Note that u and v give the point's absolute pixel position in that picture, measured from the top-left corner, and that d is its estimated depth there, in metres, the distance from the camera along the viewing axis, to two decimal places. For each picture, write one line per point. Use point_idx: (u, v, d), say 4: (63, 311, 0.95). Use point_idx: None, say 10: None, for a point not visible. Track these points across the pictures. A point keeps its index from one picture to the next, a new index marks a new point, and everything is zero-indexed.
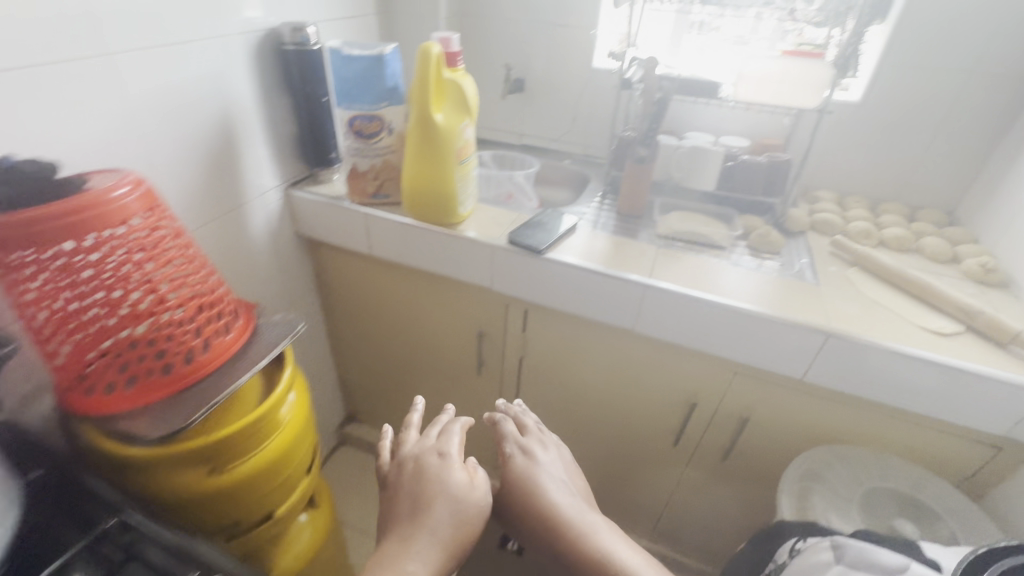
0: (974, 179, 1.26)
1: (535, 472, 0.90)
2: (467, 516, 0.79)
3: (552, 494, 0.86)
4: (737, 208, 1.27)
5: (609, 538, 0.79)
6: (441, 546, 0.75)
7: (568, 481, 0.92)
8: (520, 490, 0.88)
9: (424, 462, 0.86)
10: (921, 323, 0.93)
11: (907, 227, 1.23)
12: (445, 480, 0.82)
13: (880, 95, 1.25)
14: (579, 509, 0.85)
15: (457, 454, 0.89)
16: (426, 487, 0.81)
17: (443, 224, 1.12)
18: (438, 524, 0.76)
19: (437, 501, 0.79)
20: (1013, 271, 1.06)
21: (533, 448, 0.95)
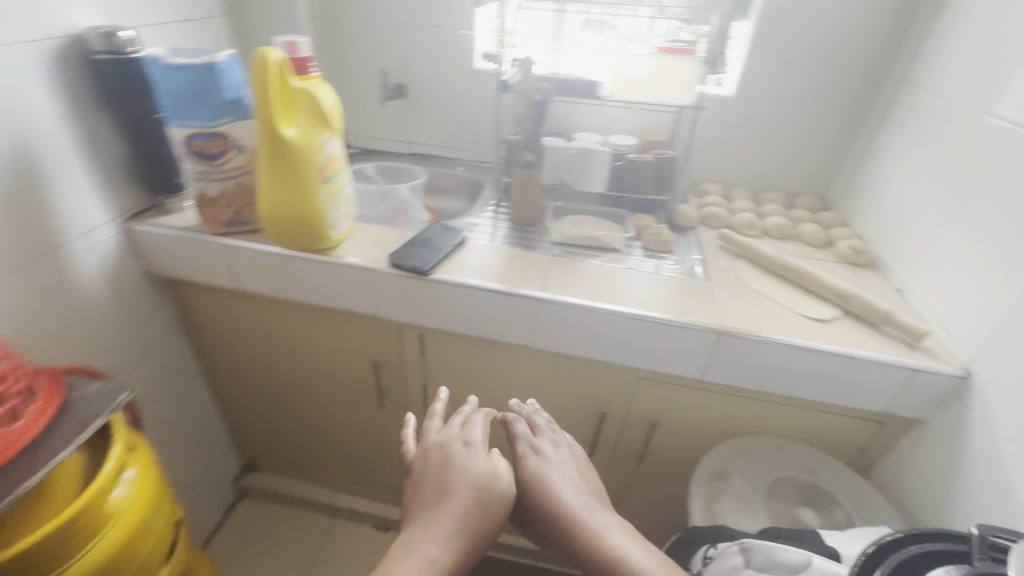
0: (839, 164, 1.34)
1: (551, 467, 0.87)
2: (488, 507, 0.78)
3: (565, 493, 0.83)
4: (629, 208, 1.26)
5: (621, 540, 0.77)
6: (460, 537, 0.74)
7: (582, 476, 0.88)
8: (537, 484, 0.85)
9: (449, 450, 0.85)
10: (803, 312, 0.95)
11: (786, 214, 1.29)
12: (471, 470, 0.81)
13: (752, 89, 1.29)
14: (592, 508, 0.82)
15: (483, 445, 0.87)
16: (452, 475, 0.81)
17: (314, 250, 1.00)
18: (460, 515, 0.76)
19: (463, 491, 0.78)
20: (879, 250, 1.12)
21: (547, 442, 0.92)
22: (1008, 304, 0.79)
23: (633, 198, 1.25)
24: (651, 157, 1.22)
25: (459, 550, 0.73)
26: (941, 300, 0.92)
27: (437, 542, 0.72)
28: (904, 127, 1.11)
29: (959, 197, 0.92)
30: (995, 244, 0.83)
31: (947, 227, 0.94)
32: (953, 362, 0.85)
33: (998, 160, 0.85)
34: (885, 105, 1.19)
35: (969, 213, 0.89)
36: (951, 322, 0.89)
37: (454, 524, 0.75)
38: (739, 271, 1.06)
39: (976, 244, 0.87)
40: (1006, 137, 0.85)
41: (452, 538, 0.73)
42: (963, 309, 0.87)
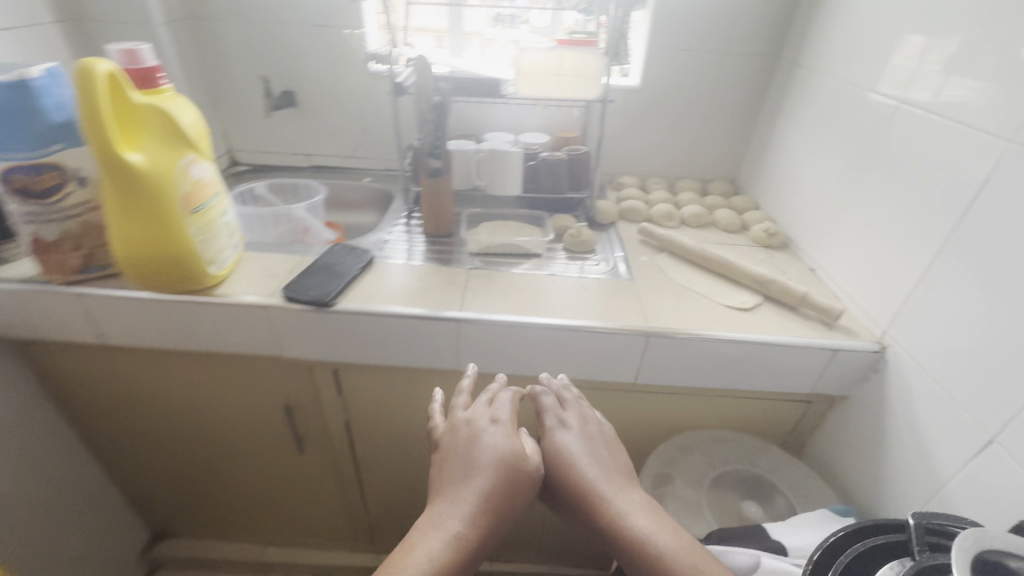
0: (744, 149, 1.36)
1: (578, 443, 0.78)
2: (507, 489, 0.72)
3: (591, 472, 0.75)
4: (548, 209, 1.21)
5: (646, 520, 0.69)
6: (473, 521, 0.68)
7: (613, 451, 0.80)
8: (561, 463, 0.77)
9: (468, 430, 0.78)
10: (727, 302, 0.94)
11: (702, 201, 1.29)
12: (488, 452, 0.74)
13: (657, 78, 1.28)
14: (617, 484, 0.74)
15: (506, 424, 0.80)
16: (468, 457, 0.74)
17: (196, 290, 0.86)
18: (475, 498, 0.70)
19: (478, 475, 0.72)
20: (790, 231, 1.15)
21: (575, 417, 0.82)
22: (912, 278, 0.81)
23: (551, 197, 1.20)
24: (561, 155, 1.17)
25: (475, 535, 0.67)
26: (851, 278, 0.95)
27: (449, 528, 0.66)
28: (802, 110, 1.14)
29: (858, 175, 0.95)
30: (894, 220, 0.86)
31: (850, 206, 0.97)
32: (868, 338, 0.87)
33: (890, 138, 0.88)
34: (782, 88, 1.22)
35: (869, 191, 0.92)
36: (862, 297, 0.92)
37: (467, 509, 0.69)
38: (662, 265, 1.04)
39: (878, 221, 0.89)
40: (895, 115, 0.87)
41: (466, 522, 0.67)
42: (871, 285, 0.90)
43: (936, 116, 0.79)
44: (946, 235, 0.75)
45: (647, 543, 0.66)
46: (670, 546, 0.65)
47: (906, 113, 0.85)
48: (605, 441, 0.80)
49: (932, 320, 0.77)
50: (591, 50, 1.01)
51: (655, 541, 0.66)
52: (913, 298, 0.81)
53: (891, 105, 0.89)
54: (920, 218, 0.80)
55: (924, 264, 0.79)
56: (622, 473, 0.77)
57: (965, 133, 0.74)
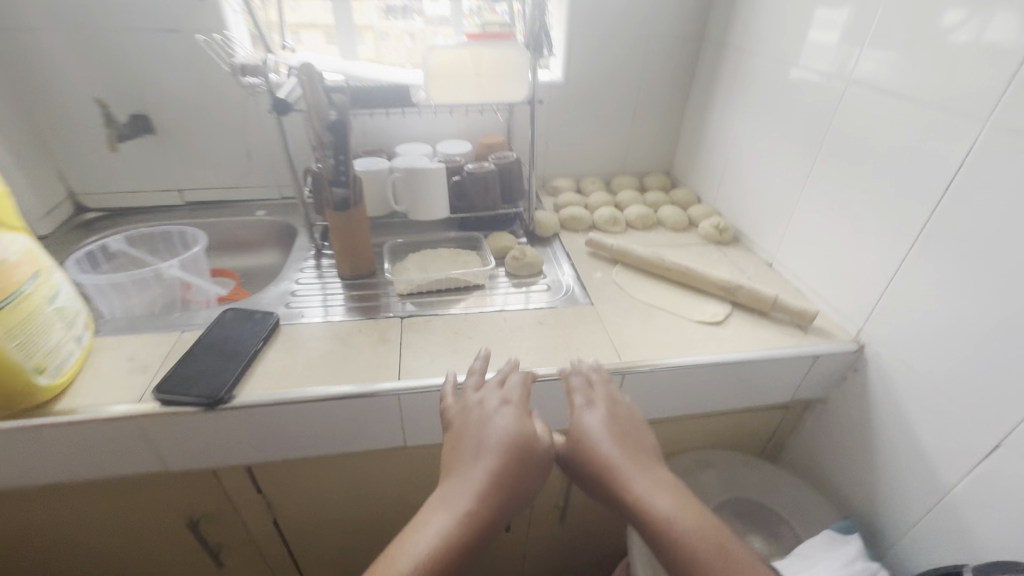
0: (677, 138, 1.30)
1: (606, 422, 0.64)
2: (520, 474, 0.57)
3: (620, 453, 0.61)
4: (482, 228, 1.06)
5: (679, 503, 0.57)
6: (476, 516, 0.53)
7: (642, 424, 0.66)
8: (585, 447, 0.63)
9: (474, 411, 0.63)
10: (697, 316, 0.85)
11: (643, 199, 1.21)
12: (499, 434, 0.59)
13: (581, 69, 1.16)
14: (642, 462, 0.61)
15: (522, 403, 0.64)
16: (472, 441, 0.59)
17: (17, 414, 0.61)
18: (480, 486, 0.55)
19: (485, 460, 0.57)
20: (738, 224, 1.09)
21: (600, 393, 0.68)
22: (883, 273, 0.76)
23: (484, 214, 1.05)
24: (489, 166, 1.02)
25: (480, 533, 0.53)
26: (814, 272, 0.90)
27: (443, 526, 0.51)
28: (736, 95, 1.08)
29: (807, 163, 0.90)
30: (855, 211, 0.80)
31: (801, 196, 0.91)
32: (843, 337, 0.82)
33: (838, 124, 0.82)
34: (709, 73, 1.15)
35: (821, 180, 0.86)
36: (828, 293, 0.87)
37: (469, 501, 0.54)
38: (619, 281, 0.93)
39: (836, 212, 0.84)
40: (841, 99, 0.82)
41: (466, 516, 0.52)
42: (837, 280, 0.85)
43: (889, 99, 0.73)
44: (916, 227, 0.71)
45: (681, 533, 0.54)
46: (706, 536, 0.54)
47: (853, 97, 0.79)
48: (633, 414, 0.66)
49: (912, 316, 0.73)
50: (509, 46, 0.85)
51: (686, 528, 0.54)
52: (888, 293, 0.76)
53: (834, 88, 0.83)
54: (884, 209, 0.75)
55: (895, 258, 0.74)
56: (651, 450, 0.63)
57: (925, 118, 0.68)
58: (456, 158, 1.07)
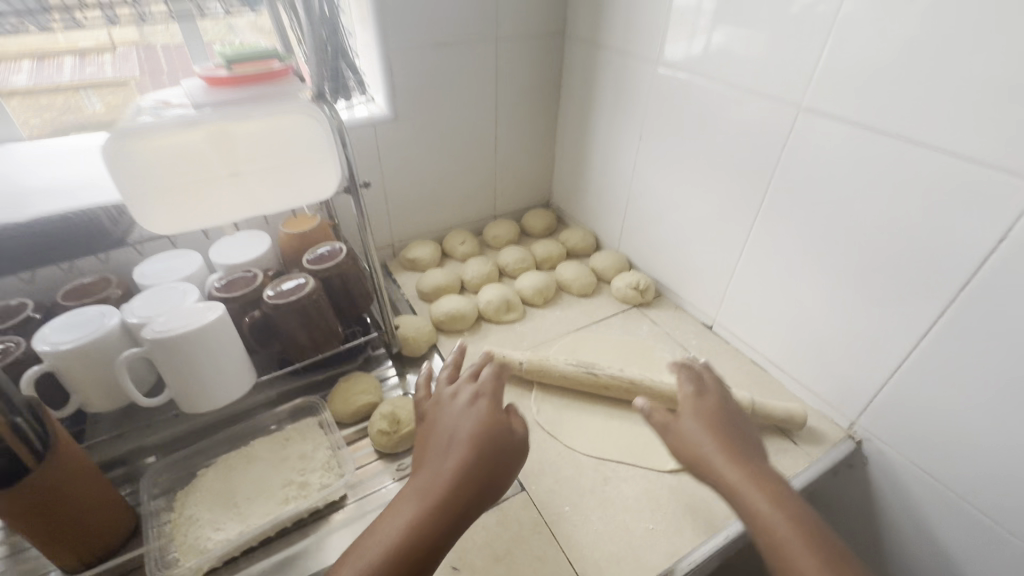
0: (550, 161, 1.03)
1: (698, 426, 0.48)
2: (493, 476, 0.44)
3: (715, 448, 0.46)
4: (321, 372, 0.69)
5: (792, 511, 0.41)
6: (429, 526, 0.40)
7: (750, 415, 0.51)
8: (685, 406, 0.51)
9: (438, 410, 0.48)
10: (665, 457, 0.60)
11: (532, 254, 0.93)
12: (465, 435, 0.45)
13: (416, 95, 0.81)
14: (755, 446, 0.47)
15: (496, 398, 0.49)
16: (430, 446, 0.45)
17: None
18: (436, 490, 0.42)
19: (449, 460, 0.43)
20: (657, 273, 0.88)
21: (711, 385, 0.52)
22: (883, 358, 0.59)
23: (321, 352, 0.68)
24: (307, 282, 0.64)
25: (434, 548, 0.40)
26: (775, 342, 0.71)
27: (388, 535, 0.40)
28: (627, 110, 0.83)
29: (749, 206, 0.69)
30: (830, 274, 0.62)
31: (745, 248, 0.71)
32: (833, 434, 0.65)
33: (791, 162, 0.61)
34: (584, 81, 0.89)
35: (775, 231, 0.66)
36: (799, 371, 0.69)
37: (422, 505, 0.41)
38: (546, 420, 0.65)
39: (803, 273, 0.65)
40: (792, 128, 0.60)
41: (416, 527, 0.40)
42: (810, 356, 0.67)
43: (874, 133, 0.53)
44: (933, 309, 0.53)
45: (797, 557, 0.39)
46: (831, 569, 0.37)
47: (811, 128, 0.58)
48: (737, 403, 0.51)
49: (930, 418, 0.56)
50: (271, 113, 0.45)
51: (794, 537, 0.39)
52: (890, 384, 0.59)
53: (778, 113, 0.61)
54: (879, 278, 0.57)
55: (900, 344, 0.57)
56: (760, 444, 0.48)
57: (938, 164, 0.49)
58: (251, 274, 0.67)
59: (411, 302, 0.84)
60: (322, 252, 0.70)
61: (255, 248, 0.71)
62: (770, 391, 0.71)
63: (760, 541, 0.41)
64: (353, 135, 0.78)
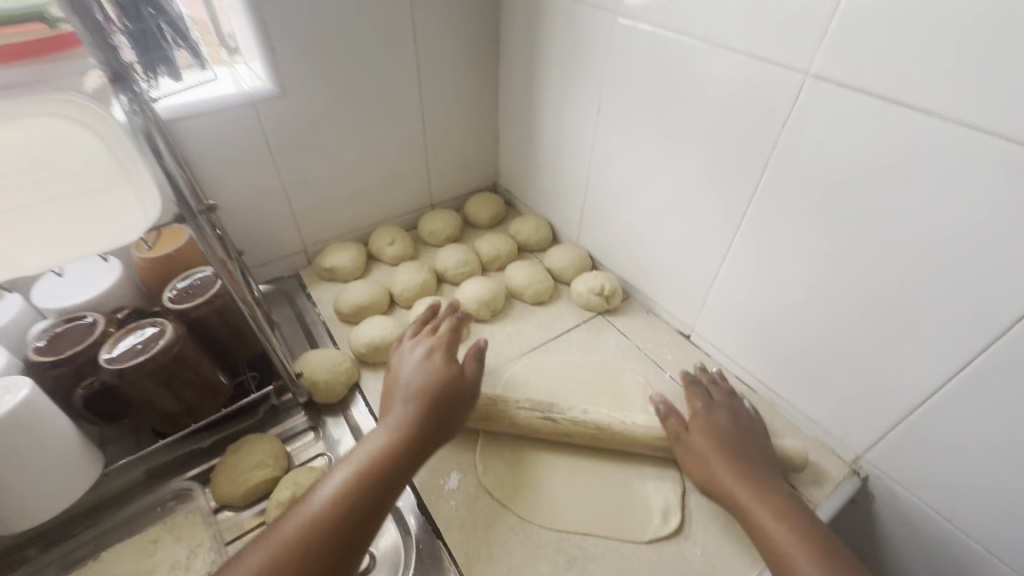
0: (492, 136, 0.87)
1: (710, 434, 0.50)
2: (455, 404, 0.47)
3: (721, 456, 0.48)
4: (205, 440, 0.54)
5: (790, 515, 0.43)
6: (402, 444, 0.43)
7: (761, 428, 0.52)
8: (694, 420, 0.52)
9: (400, 361, 0.50)
10: (641, 524, 0.49)
11: (476, 253, 0.78)
12: (427, 377, 0.47)
13: (309, 60, 0.62)
14: (765, 471, 0.47)
15: (451, 344, 0.52)
16: (398, 390, 0.47)
17: None
18: (398, 421, 0.44)
19: (414, 392, 0.46)
20: (623, 272, 0.75)
21: (718, 401, 0.53)
22: (900, 392, 0.48)
23: (199, 415, 0.52)
24: (164, 330, 0.48)
25: (407, 466, 0.42)
26: (763, 359, 0.60)
27: (359, 457, 0.41)
28: (581, 74, 0.67)
29: (736, 201, 0.55)
30: (836, 289, 0.49)
31: (729, 249, 0.58)
32: (834, 471, 0.55)
33: (792, 145, 0.47)
34: (527, 37, 0.72)
35: (769, 231, 0.53)
36: (793, 393, 0.58)
37: (392, 431, 0.43)
38: (494, 483, 0.52)
39: (801, 284, 0.52)
40: (795, 100, 0.46)
41: (389, 445, 0.42)
42: (806, 380, 0.56)
43: (908, 111, 0.39)
44: (975, 342, 0.41)
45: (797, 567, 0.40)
46: (823, 558, 0.39)
47: (821, 101, 0.44)
48: (751, 418, 0.52)
49: (957, 464, 0.46)
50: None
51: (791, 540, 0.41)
52: (907, 422, 0.48)
53: (777, 80, 0.46)
54: (904, 299, 0.44)
55: (922, 379, 0.45)
56: (770, 459, 0.49)
57: (1003, 158, 0.35)
58: (89, 322, 0.50)
59: (328, 326, 0.68)
60: (191, 284, 0.54)
61: (97, 283, 0.53)
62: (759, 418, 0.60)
63: (761, 546, 0.43)
64: (226, 117, 0.59)
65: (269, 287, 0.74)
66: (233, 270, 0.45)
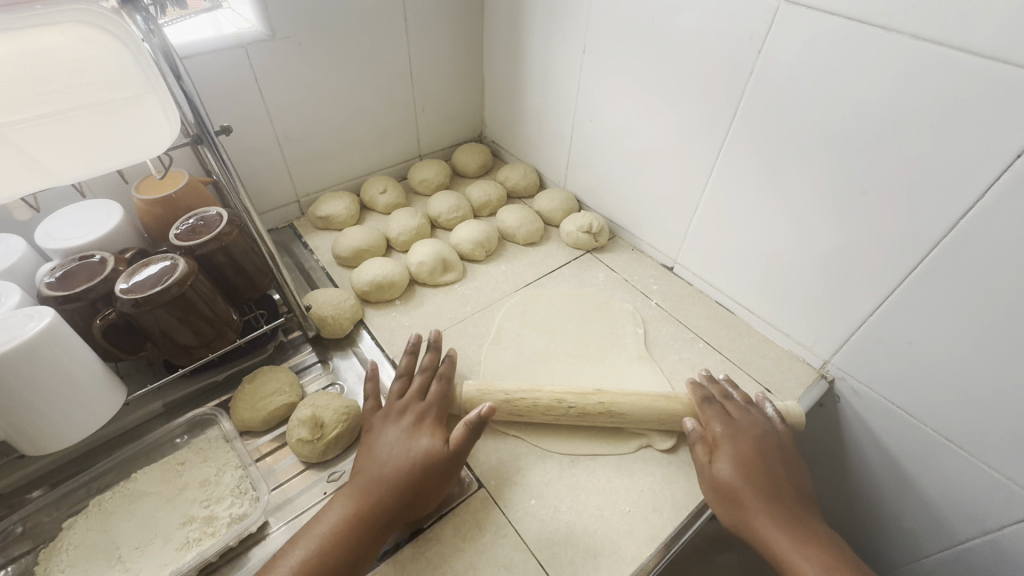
0: (476, 85, 0.88)
1: (736, 464, 0.47)
2: (434, 478, 0.45)
3: (747, 490, 0.46)
4: (216, 376, 0.56)
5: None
6: (357, 527, 0.42)
7: (784, 450, 0.49)
8: (718, 447, 0.49)
9: (384, 424, 0.49)
10: (636, 430, 0.54)
11: (467, 200, 0.80)
12: (412, 444, 0.46)
13: (297, 4, 0.62)
14: (788, 511, 0.45)
15: (441, 412, 0.51)
16: (372, 461, 0.46)
17: None
18: (368, 499, 0.43)
19: (386, 468, 0.45)
20: (609, 213, 0.79)
21: (740, 423, 0.51)
22: (861, 297, 0.53)
23: (212, 349, 0.54)
24: (177, 264, 0.50)
25: (366, 545, 0.42)
26: (740, 283, 0.65)
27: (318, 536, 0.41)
28: (564, 18, 0.69)
29: (716, 132, 0.58)
30: (809, 210, 0.54)
31: (710, 180, 0.62)
32: (805, 376, 0.61)
33: (768, 72, 0.51)
34: None
35: (746, 159, 0.57)
36: (768, 311, 0.64)
37: (356, 510, 0.43)
38: None
39: (774, 206, 0.57)
40: (770, 27, 0.49)
41: (349, 527, 0.42)
42: (780, 297, 0.61)
43: (870, 28, 0.43)
44: (926, 243, 0.46)
45: None
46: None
47: (794, 26, 0.48)
48: (772, 441, 0.49)
49: (910, 356, 0.52)
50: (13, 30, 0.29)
51: None
52: (868, 325, 0.54)
53: (754, 9, 0.50)
54: (864, 210, 0.49)
55: (883, 283, 0.51)
56: (797, 487, 0.47)
57: (954, 67, 0.40)
58: (98, 260, 0.51)
59: (328, 271, 0.70)
60: (195, 223, 0.55)
61: (100, 223, 0.54)
62: (737, 337, 0.66)
63: None
64: (219, 61, 0.59)
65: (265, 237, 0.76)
66: (245, 200, 0.47)
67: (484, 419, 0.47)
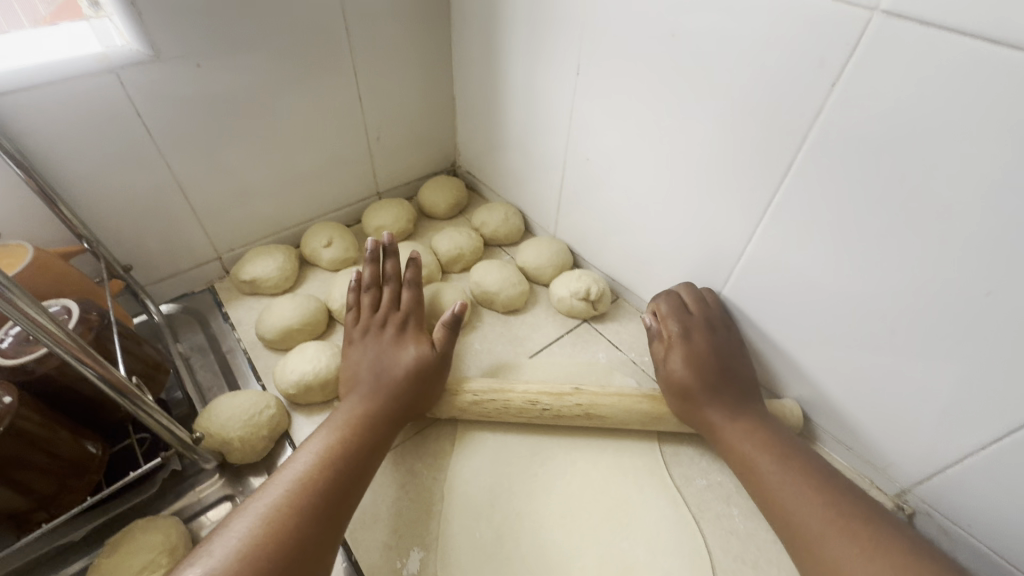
0: (445, 105, 0.72)
1: (691, 361, 0.47)
2: (428, 380, 0.45)
3: (712, 392, 0.45)
4: (74, 535, 0.41)
5: (806, 474, 0.40)
6: (365, 425, 0.41)
7: (738, 350, 0.48)
8: (675, 346, 0.48)
9: (362, 339, 0.47)
10: None
11: (433, 252, 0.65)
12: (399, 350, 0.46)
13: (188, 10, 0.46)
14: (756, 409, 0.45)
15: (418, 318, 0.50)
16: (362, 366, 0.45)
17: None
18: (370, 404, 0.43)
19: (379, 373, 0.44)
20: (611, 269, 0.63)
21: (696, 315, 0.49)
22: (966, 428, 0.38)
23: (59, 506, 0.39)
24: None
25: (375, 444, 0.41)
26: (783, 376, 0.50)
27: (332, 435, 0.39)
28: (549, 27, 0.53)
29: (756, 185, 0.43)
30: (890, 304, 0.39)
31: (747, 246, 0.47)
32: None
33: (840, 114, 0.36)
34: None
35: (800, 226, 0.42)
36: (822, 416, 0.49)
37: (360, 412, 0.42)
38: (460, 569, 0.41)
39: (839, 289, 0.42)
40: (854, 48, 0.33)
41: (361, 422, 0.41)
42: (835, 398, 0.47)
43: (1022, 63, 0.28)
44: None
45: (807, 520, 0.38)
46: (845, 514, 0.37)
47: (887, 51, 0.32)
48: (726, 337, 0.48)
49: None
50: None
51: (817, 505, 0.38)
52: (975, 464, 0.39)
53: (823, 22, 0.34)
54: (984, 316, 0.34)
55: (1001, 415, 0.36)
56: (751, 390, 0.46)
57: None
58: None
59: (251, 358, 0.55)
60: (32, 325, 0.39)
61: None
62: None
63: (763, 498, 0.41)
64: (76, 89, 0.43)
65: (174, 306, 0.60)
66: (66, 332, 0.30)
67: (459, 316, 0.48)
